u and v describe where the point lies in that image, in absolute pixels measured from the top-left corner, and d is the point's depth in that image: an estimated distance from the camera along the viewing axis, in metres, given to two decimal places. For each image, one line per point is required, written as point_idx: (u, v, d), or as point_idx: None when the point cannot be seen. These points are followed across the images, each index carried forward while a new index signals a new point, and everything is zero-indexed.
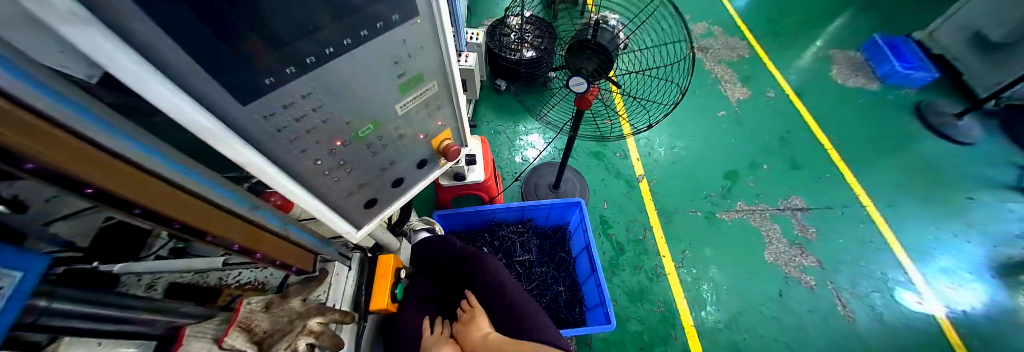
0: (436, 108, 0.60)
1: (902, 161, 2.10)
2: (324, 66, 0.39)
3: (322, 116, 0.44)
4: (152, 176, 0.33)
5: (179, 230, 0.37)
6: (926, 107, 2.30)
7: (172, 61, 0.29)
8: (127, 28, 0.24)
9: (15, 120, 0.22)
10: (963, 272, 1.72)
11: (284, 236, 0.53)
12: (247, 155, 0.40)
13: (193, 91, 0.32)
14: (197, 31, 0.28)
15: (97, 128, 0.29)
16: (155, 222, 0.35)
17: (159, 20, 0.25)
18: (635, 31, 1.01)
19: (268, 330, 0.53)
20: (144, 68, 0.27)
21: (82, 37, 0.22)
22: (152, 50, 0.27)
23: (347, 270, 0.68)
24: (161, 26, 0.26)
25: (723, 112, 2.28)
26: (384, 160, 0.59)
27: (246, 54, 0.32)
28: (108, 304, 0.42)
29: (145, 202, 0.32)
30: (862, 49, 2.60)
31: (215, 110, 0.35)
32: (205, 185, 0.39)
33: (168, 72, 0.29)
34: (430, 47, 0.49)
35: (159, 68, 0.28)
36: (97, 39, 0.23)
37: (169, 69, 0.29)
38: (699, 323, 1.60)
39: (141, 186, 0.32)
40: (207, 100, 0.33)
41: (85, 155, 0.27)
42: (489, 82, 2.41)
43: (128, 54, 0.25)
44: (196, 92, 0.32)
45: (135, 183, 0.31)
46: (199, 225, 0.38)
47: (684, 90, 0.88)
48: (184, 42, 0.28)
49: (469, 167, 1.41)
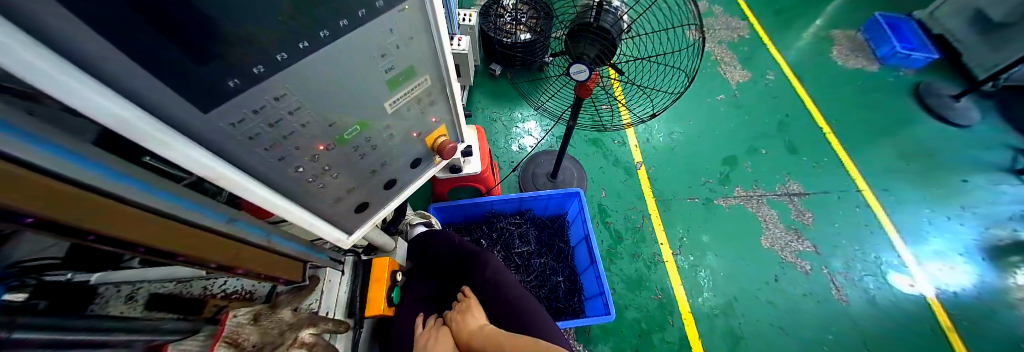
0: (429, 104, 0.55)
1: (900, 144, 2.10)
2: (299, 63, 0.34)
3: (300, 120, 0.40)
4: (106, 197, 0.29)
5: (145, 253, 0.34)
6: (925, 88, 2.28)
7: (113, 69, 0.24)
8: (44, 26, 0.19)
9: None
10: (952, 254, 1.76)
11: (270, 248, 0.50)
12: (214, 166, 0.35)
13: (141, 99, 0.27)
14: (140, 31, 0.23)
15: (42, 150, 0.24)
16: (117, 247, 0.31)
17: (87, 18, 0.20)
18: (639, 13, 0.94)
19: (256, 343, 0.49)
20: (74, 75, 0.21)
21: None
22: (84, 57, 0.22)
23: (340, 276, 0.66)
24: (86, 21, 0.20)
25: (723, 96, 2.24)
26: (374, 162, 0.55)
27: (202, 54, 0.27)
28: (79, 328, 0.39)
29: (96, 226, 0.28)
30: (864, 29, 2.54)
31: (172, 119, 0.30)
32: (174, 201, 0.35)
33: (110, 81, 0.24)
34: (420, 36, 0.44)
35: (98, 76, 0.23)
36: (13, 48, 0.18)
37: (107, 73, 0.24)
38: (695, 308, 1.62)
39: (91, 209, 0.28)
40: (157, 106, 0.28)
41: (21, 178, 0.22)
42: (483, 67, 2.32)
43: (53, 64, 0.20)
44: (144, 98, 0.27)
45: (85, 207, 0.27)
46: (167, 245, 0.35)
47: (691, 78, 0.83)
48: (121, 41, 0.23)
49: (465, 158, 1.36)
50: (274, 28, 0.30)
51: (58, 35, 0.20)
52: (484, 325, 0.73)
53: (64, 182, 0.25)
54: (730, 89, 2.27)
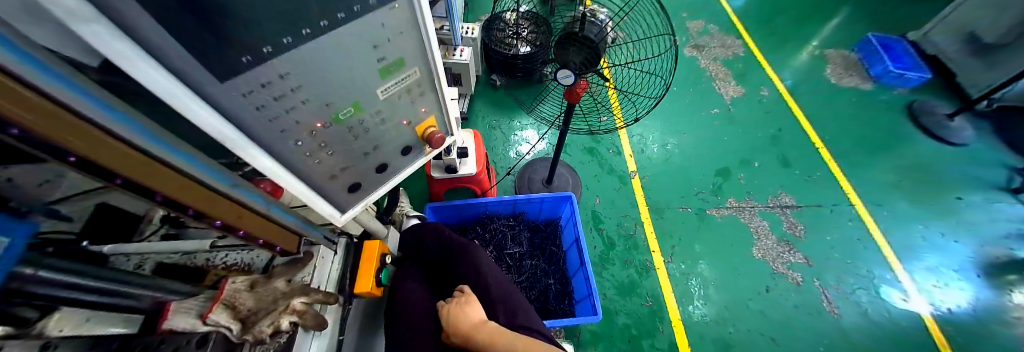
0: (418, 95, 0.62)
1: (892, 161, 2.13)
2: (303, 45, 0.40)
3: (301, 97, 0.46)
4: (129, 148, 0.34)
5: (161, 203, 0.39)
6: (918, 107, 2.33)
7: (163, 48, 0.31)
8: (122, 16, 0.26)
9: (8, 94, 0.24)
10: (946, 270, 1.76)
11: (268, 216, 0.55)
12: (225, 131, 0.41)
13: (181, 74, 0.34)
14: (184, 21, 0.30)
15: (96, 110, 0.31)
16: (137, 194, 0.37)
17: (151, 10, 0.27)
18: (621, 25, 1.02)
19: (252, 308, 0.54)
20: (133, 50, 0.29)
21: (81, 26, 0.24)
22: (143, 38, 0.29)
23: (332, 254, 0.71)
24: (150, 13, 0.28)
25: (717, 110, 2.30)
26: (366, 144, 0.61)
27: (228, 38, 0.34)
28: (100, 277, 0.44)
29: (124, 171, 0.34)
30: (856, 49, 2.61)
31: (199, 91, 0.37)
32: (187, 161, 0.41)
33: (158, 57, 0.31)
34: (409, 32, 0.50)
35: (151, 53, 0.31)
36: (95, 27, 0.25)
37: (152, 46, 0.30)
38: (686, 317, 1.62)
39: (120, 157, 0.33)
40: (193, 81, 0.35)
41: (67, 124, 0.28)
42: (484, 77, 2.41)
43: (118, 39, 0.27)
44: (184, 74, 0.34)
45: (115, 155, 0.33)
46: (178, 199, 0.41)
47: (668, 84, 0.90)
48: (171, 27, 0.30)
49: (461, 159, 1.42)
50: (281, 17, 0.36)
51: (116, 13, 0.26)
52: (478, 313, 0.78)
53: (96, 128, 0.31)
54: (724, 103, 2.34)
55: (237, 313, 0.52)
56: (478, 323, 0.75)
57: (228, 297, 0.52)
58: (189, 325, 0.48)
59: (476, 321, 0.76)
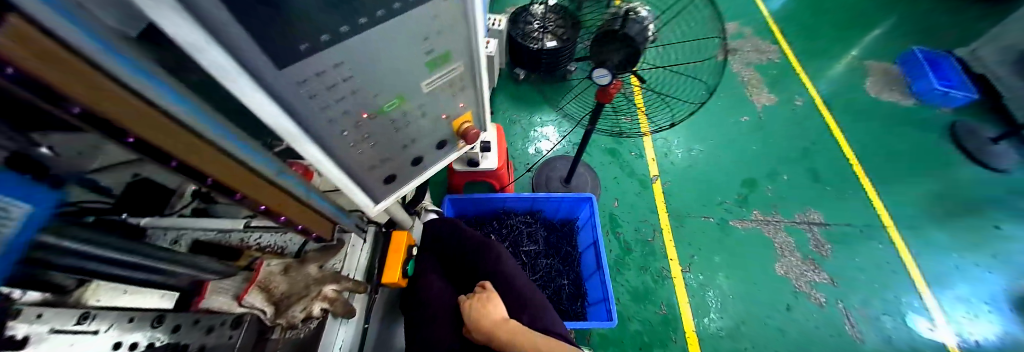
0: (460, 89, 0.59)
1: (930, 183, 2.02)
2: (358, 36, 0.38)
3: (352, 87, 0.44)
4: (186, 129, 0.34)
5: (211, 186, 0.39)
6: (961, 127, 2.20)
7: (226, 31, 0.29)
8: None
9: (62, 64, 0.22)
10: (980, 302, 1.67)
11: (307, 203, 0.55)
12: (277, 118, 0.40)
13: (243, 58, 0.32)
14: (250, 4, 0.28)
15: (155, 88, 0.30)
16: (191, 177, 0.37)
17: None
18: (664, 25, 0.97)
19: (285, 292, 0.55)
20: (199, 32, 0.27)
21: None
22: (210, 19, 0.27)
23: (362, 242, 0.71)
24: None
25: (746, 118, 2.21)
26: (406, 138, 0.59)
27: (286, 23, 0.32)
28: (131, 252, 0.43)
29: (178, 153, 0.33)
30: (899, 62, 2.46)
31: (257, 76, 0.35)
32: (239, 146, 0.40)
33: (222, 42, 0.29)
34: (460, 24, 0.47)
35: (215, 37, 0.29)
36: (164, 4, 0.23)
37: (217, 29, 0.28)
38: (700, 328, 1.58)
39: (178, 138, 0.33)
40: (253, 67, 0.34)
41: (123, 101, 0.27)
42: (507, 70, 2.36)
43: (187, 20, 0.25)
44: (246, 59, 0.33)
45: (172, 136, 0.32)
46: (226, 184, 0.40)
47: (712, 89, 0.85)
48: (237, 11, 0.28)
49: (483, 153, 1.40)
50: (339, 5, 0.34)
51: None
52: (495, 313, 0.76)
53: (158, 110, 0.30)
54: (754, 110, 2.24)
55: (269, 297, 0.53)
56: (498, 323, 0.73)
57: (264, 281, 0.53)
58: (225, 304, 0.49)
59: (496, 320, 0.74)
